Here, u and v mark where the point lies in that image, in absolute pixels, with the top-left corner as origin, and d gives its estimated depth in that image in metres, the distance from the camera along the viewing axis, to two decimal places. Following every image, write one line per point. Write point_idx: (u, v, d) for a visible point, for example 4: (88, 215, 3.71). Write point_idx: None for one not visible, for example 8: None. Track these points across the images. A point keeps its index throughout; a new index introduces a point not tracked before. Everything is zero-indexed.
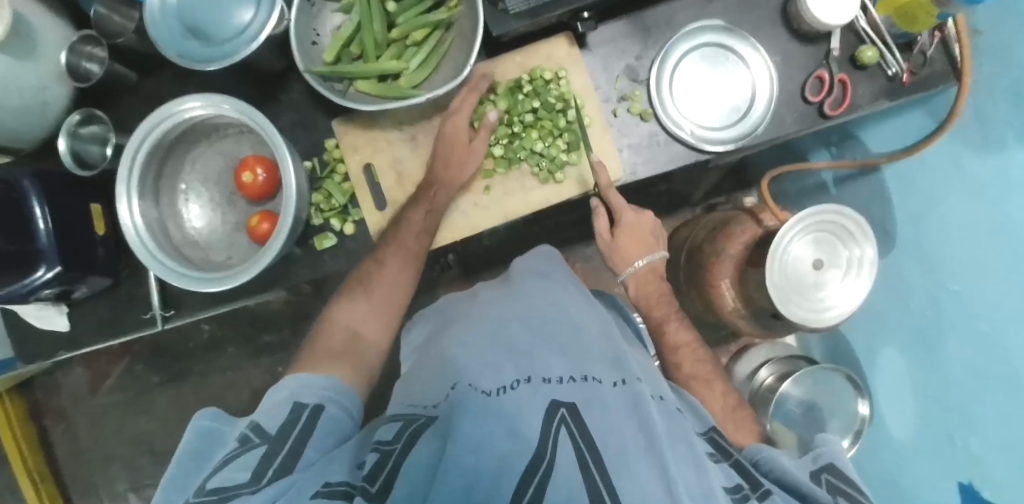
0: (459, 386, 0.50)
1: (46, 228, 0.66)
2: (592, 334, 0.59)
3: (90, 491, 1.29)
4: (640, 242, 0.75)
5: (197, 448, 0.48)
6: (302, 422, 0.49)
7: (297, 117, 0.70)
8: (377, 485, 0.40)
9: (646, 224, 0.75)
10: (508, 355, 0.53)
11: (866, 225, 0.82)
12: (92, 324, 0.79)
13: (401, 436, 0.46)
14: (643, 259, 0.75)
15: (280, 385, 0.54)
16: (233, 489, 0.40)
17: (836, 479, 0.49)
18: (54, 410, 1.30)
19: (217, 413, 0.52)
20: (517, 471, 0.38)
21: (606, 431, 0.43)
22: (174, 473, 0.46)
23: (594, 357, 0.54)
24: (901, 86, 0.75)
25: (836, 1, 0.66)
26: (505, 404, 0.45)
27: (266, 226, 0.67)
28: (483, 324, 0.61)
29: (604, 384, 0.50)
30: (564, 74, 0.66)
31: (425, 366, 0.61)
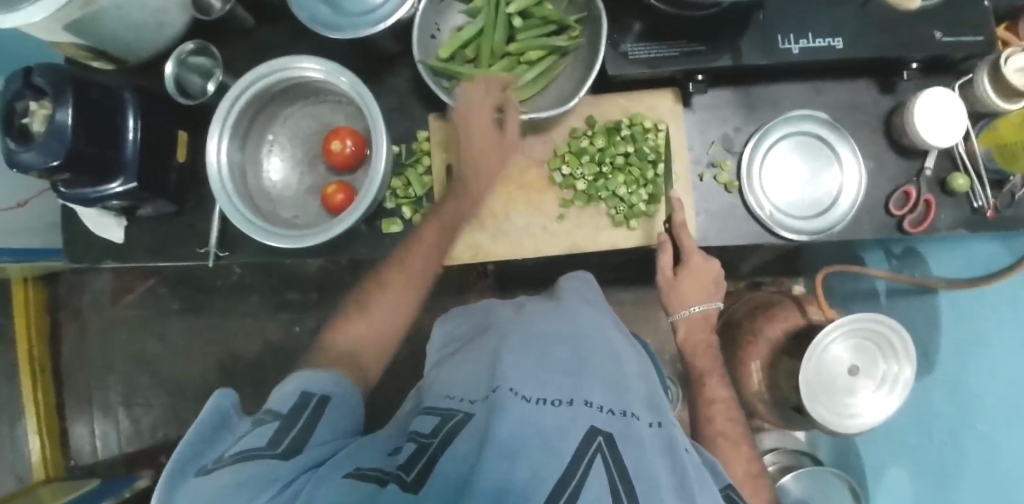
0: (499, 388, 0.49)
1: (134, 141, 0.68)
2: (632, 371, 0.58)
3: (85, 396, 1.32)
4: (700, 288, 0.68)
5: (209, 428, 0.45)
6: (309, 409, 0.48)
7: (396, 101, 0.73)
8: (412, 476, 0.40)
9: (712, 270, 0.68)
10: (553, 373, 0.52)
11: (912, 345, 0.80)
12: (145, 244, 0.80)
13: (440, 431, 0.47)
14: (699, 306, 0.69)
15: (287, 376, 0.52)
16: (255, 451, 0.41)
17: None
18: (71, 308, 1.32)
19: (228, 394, 0.48)
20: (549, 483, 0.38)
21: (640, 467, 0.43)
22: (189, 446, 0.42)
23: (633, 393, 0.54)
24: (983, 221, 0.73)
25: (944, 124, 0.66)
26: (545, 417, 0.45)
27: (341, 197, 0.69)
28: (527, 334, 0.60)
29: (641, 421, 0.50)
30: (663, 128, 0.67)
31: (463, 365, 0.61)
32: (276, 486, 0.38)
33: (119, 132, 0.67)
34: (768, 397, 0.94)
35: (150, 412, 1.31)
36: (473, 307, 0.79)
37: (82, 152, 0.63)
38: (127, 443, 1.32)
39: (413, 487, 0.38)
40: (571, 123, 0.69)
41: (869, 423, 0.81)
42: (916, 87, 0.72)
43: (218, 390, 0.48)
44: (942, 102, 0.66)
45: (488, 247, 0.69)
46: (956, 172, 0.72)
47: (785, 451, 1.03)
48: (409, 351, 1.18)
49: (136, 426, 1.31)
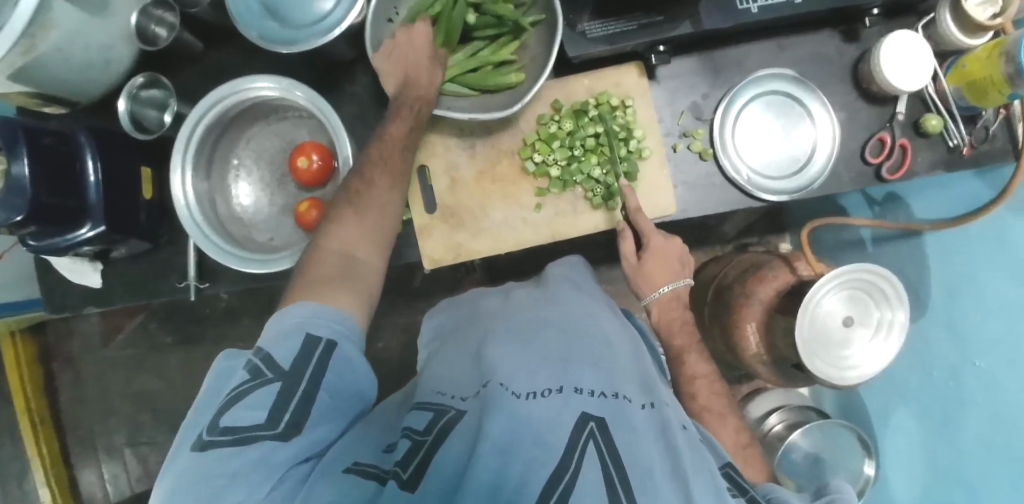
0: (490, 382, 0.51)
1: (96, 184, 0.66)
2: (624, 354, 0.59)
3: (89, 441, 1.31)
4: (667, 270, 0.68)
5: (214, 385, 0.46)
6: (315, 359, 0.47)
7: (359, 109, 0.71)
8: (408, 473, 0.42)
9: (676, 249, 0.68)
10: (543, 365, 0.53)
11: (904, 290, 0.81)
12: (123, 286, 0.79)
13: (434, 428, 0.48)
14: (669, 286, 0.68)
15: (288, 306, 0.50)
16: (254, 431, 0.41)
17: None
18: (63, 354, 1.31)
19: (233, 354, 0.49)
20: (542, 476, 0.40)
21: (633, 451, 0.43)
22: (194, 409, 0.45)
23: (624, 377, 0.54)
24: (959, 158, 0.73)
25: (910, 66, 0.65)
26: (534, 410, 0.46)
27: (313, 214, 0.67)
28: (515, 326, 0.62)
29: (633, 404, 0.50)
30: (631, 104, 0.66)
31: (456, 355, 0.62)
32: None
33: (80, 175, 0.66)
34: (768, 358, 0.94)
35: (157, 449, 1.30)
36: (465, 297, 0.79)
37: (45, 201, 0.61)
38: (137, 483, 1.31)
39: (410, 485, 0.41)
40: (538, 111, 0.68)
41: (867, 374, 0.81)
42: (880, 33, 0.71)
43: (222, 351, 0.50)
44: (908, 42, 0.65)
45: (469, 245, 0.68)
46: (929, 113, 0.72)
47: (792, 408, 1.05)
48: (409, 354, 1.18)
49: (145, 465, 1.30)
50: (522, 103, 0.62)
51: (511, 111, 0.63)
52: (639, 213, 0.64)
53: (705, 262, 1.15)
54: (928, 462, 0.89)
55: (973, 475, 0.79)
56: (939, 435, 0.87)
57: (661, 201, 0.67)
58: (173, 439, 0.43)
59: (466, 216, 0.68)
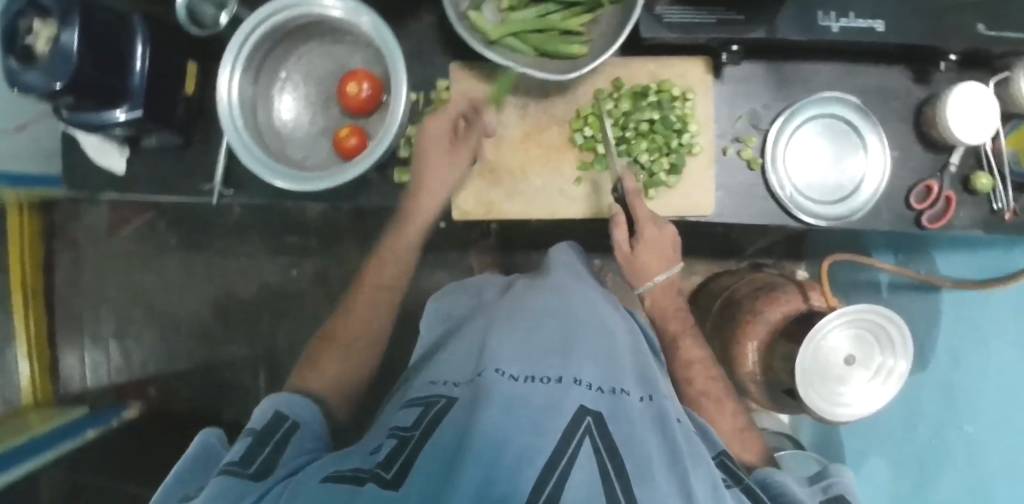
0: (485, 369, 0.49)
1: (142, 71, 0.65)
2: (624, 344, 0.60)
3: (78, 326, 1.32)
4: (659, 259, 0.64)
5: (191, 469, 0.49)
6: (284, 425, 0.51)
7: (416, 46, 0.70)
8: (391, 474, 0.40)
9: (669, 236, 0.64)
10: (544, 351, 0.53)
11: (909, 334, 0.81)
12: (147, 176, 0.78)
13: (421, 424, 0.48)
14: (661, 275, 0.65)
15: (263, 399, 0.55)
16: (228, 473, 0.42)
17: None
18: (66, 236, 1.31)
19: (209, 439, 0.52)
20: (538, 463, 0.39)
21: (630, 445, 0.45)
22: (173, 488, 0.46)
23: (624, 369, 0.55)
24: (999, 223, 0.72)
25: (979, 119, 0.64)
26: (532, 396, 0.46)
27: (353, 142, 0.67)
28: (514, 312, 0.61)
29: (631, 397, 0.51)
30: (691, 97, 0.66)
31: (452, 346, 0.63)
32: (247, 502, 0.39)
33: (126, 58, 0.64)
34: (761, 378, 0.95)
35: (142, 346, 1.31)
36: (470, 282, 0.81)
37: (89, 76, 0.60)
38: (116, 375, 1.32)
39: (392, 484, 0.39)
40: (596, 85, 0.67)
41: (856, 415, 0.81)
42: (951, 79, 0.70)
43: (199, 434, 0.53)
44: (976, 95, 0.64)
45: (501, 204, 0.68)
46: (980, 171, 0.71)
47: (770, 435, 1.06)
48: (407, 303, 1.19)
49: (127, 360, 1.31)
50: (580, 72, 0.60)
51: (565, 76, 0.61)
52: (632, 197, 0.61)
53: (717, 274, 1.16)
54: None
55: None
56: (913, 486, 0.88)
57: (701, 200, 0.66)
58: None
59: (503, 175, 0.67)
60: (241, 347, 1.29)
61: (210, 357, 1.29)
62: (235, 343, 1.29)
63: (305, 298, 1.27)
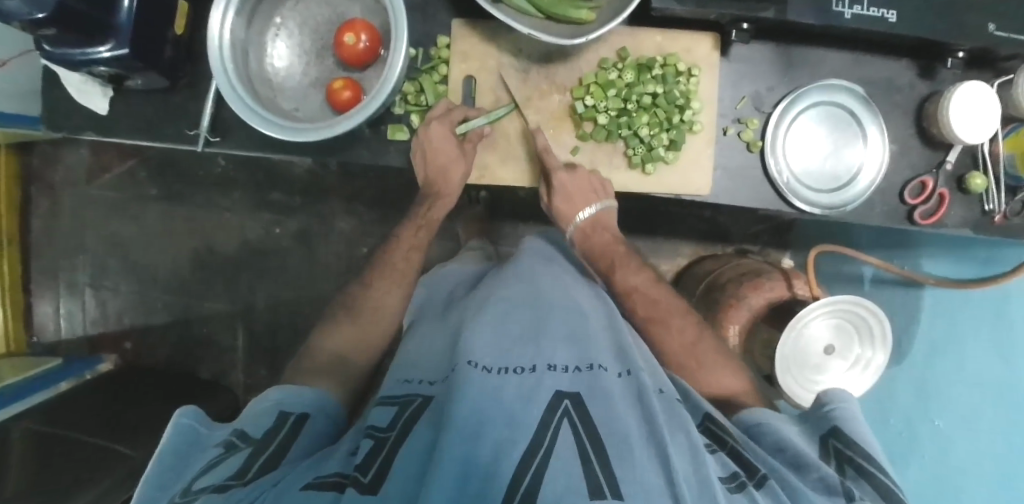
0: (458, 363, 0.51)
1: (129, 8, 0.60)
2: (598, 324, 0.61)
3: (52, 273, 1.29)
4: (581, 207, 0.67)
5: (178, 444, 0.49)
6: (285, 429, 0.53)
7: (420, 1, 0.67)
8: (369, 477, 0.41)
9: (584, 181, 0.65)
10: (517, 342, 0.54)
11: (888, 326, 0.81)
12: (130, 120, 0.75)
13: (397, 424, 0.48)
14: (586, 213, 0.67)
15: (264, 395, 0.57)
16: (224, 482, 0.43)
17: (841, 444, 0.53)
18: (44, 180, 1.27)
19: (198, 412, 0.52)
20: (515, 454, 0.41)
21: (608, 422, 0.45)
22: (161, 463, 0.46)
23: (600, 347, 0.57)
24: (988, 225, 0.72)
25: (980, 118, 0.63)
26: (504, 389, 0.47)
27: (347, 95, 0.64)
28: (490, 305, 0.62)
29: (608, 372, 0.52)
30: (696, 73, 0.65)
31: (431, 341, 0.64)
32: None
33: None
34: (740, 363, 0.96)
35: (118, 297, 1.29)
36: (450, 274, 0.81)
37: (72, 9, 0.55)
38: (91, 326, 1.29)
39: (371, 488, 0.39)
40: (601, 54, 0.66)
41: None
42: (955, 77, 0.70)
43: (183, 407, 0.52)
44: (979, 94, 0.63)
45: (495, 169, 0.68)
46: (975, 170, 0.70)
47: None
48: None
49: (103, 310, 1.29)
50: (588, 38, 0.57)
51: (572, 42, 0.58)
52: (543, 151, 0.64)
53: (703, 257, 1.17)
54: None
55: None
56: None
57: (697, 179, 0.66)
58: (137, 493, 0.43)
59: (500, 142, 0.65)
60: (220, 304, 1.27)
61: (188, 312, 1.27)
62: (213, 299, 1.27)
63: (288, 257, 1.26)
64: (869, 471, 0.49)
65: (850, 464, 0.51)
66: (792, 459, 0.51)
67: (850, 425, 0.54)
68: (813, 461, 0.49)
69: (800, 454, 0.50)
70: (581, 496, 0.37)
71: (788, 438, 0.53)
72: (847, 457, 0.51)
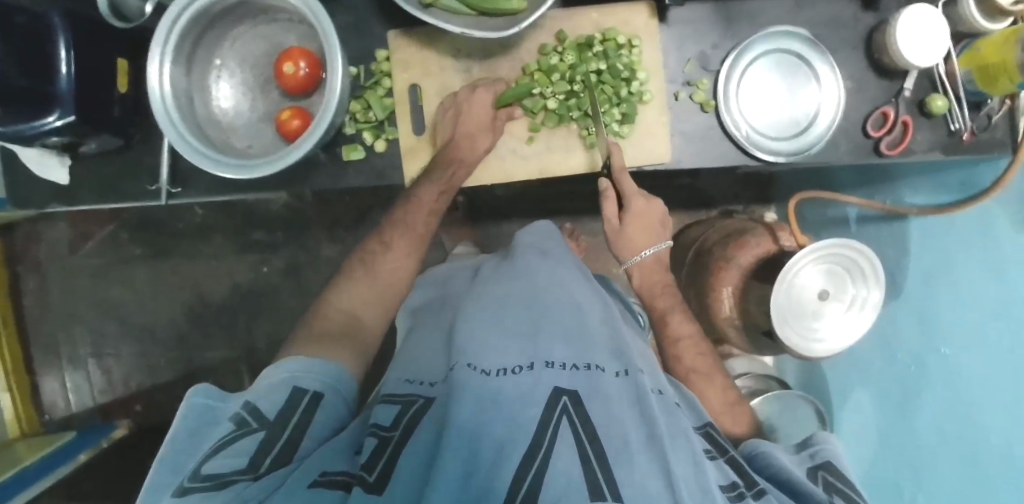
0: (457, 365, 0.51)
1: (70, 75, 0.60)
2: (593, 316, 0.61)
3: (53, 348, 1.29)
4: (648, 231, 0.70)
5: (191, 429, 0.48)
6: (300, 409, 0.51)
7: (354, 19, 0.67)
8: (374, 476, 0.41)
9: (656, 210, 0.70)
10: (513, 338, 0.54)
11: (880, 267, 0.80)
12: (93, 185, 0.75)
13: (401, 422, 0.48)
14: (650, 249, 0.71)
15: (273, 367, 0.55)
16: (234, 476, 0.41)
17: (832, 479, 0.52)
18: (29, 258, 1.28)
19: (209, 391, 0.52)
20: (517, 454, 0.40)
21: (607, 424, 0.45)
22: (172, 449, 0.46)
23: (597, 345, 0.56)
24: (958, 145, 0.71)
25: (929, 40, 0.63)
26: (503, 389, 0.47)
27: (297, 124, 0.65)
28: (484, 302, 0.61)
29: (607, 372, 0.52)
30: (637, 44, 0.65)
31: (424, 344, 0.64)
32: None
33: (52, 66, 0.60)
34: (739, 323, 0.96)
35: (120, 361, 1.29)
36: (436, 276, 0.82)
37: (10, 85, 0.55)
38: (99, 394, 1.29)
39: (376, 488, 0.40)
40: (540, 41, 0.66)
41: (832, 349, 0.82)
42: (899, 4, 0.69)
43: (195, 385, 0.52)
44: (924, 17, 0.62)
45: None
46: (934, 93, 0.69)
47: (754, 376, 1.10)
48: None
49: (108, 377, 1.29)
50: (520, 27, 0.57)
51: (506, 34, 0.58)
52: (622, 172, 0.65)
53: (688, 224, 1.17)
54: (874, 446, 0.92)
55: (918, 460, 0.83)
56: (892, 420, 0.89)
57: (658, 147, 0.66)
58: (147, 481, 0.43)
59: (462, 142, 0.64)
60: (221, 352, 1.27)
61: (191, 365, 1.28)
62: (214, 347, 1.27)
63: (281, 294, 1.26)
64: None
65: (840, 496, 0.50)
66: (784, 480, 0.50)
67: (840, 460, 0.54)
68: (808, 489, 0.48)
69: (792, 480, 0.49)
70: (583, 495, 0.37)
71: (781, 465, 0.52)
72: (837, 489, 0.50)
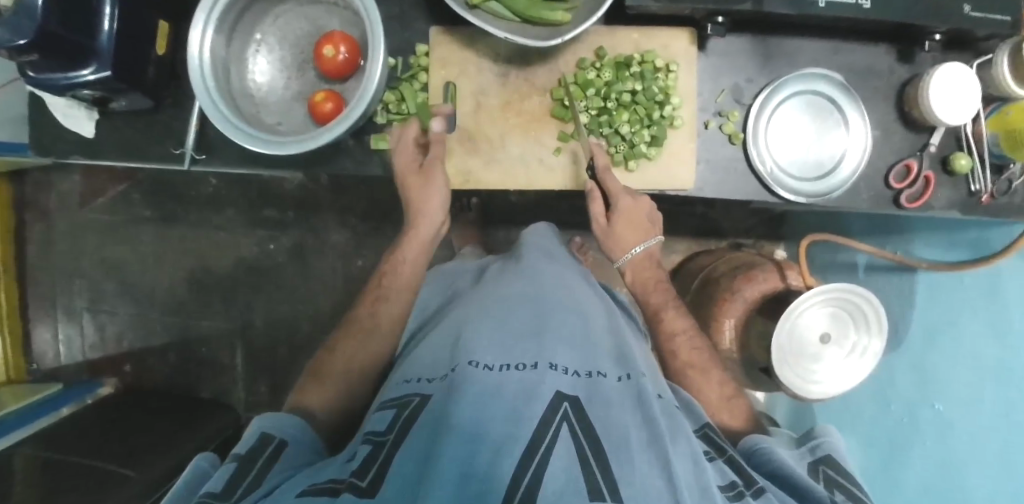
0: (459, 364, 0.51)
1: (111, 30, 0.60)
2: (598, 326, 0.61)
3: (50, 299, 1.29)
4: (637, 229, 0.68)
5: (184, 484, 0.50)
6: (275, 446, 0.52)
7: (397, 11, 0.68)
8: (366, 482, 0.41)
9: (645, 208, 0.67)
10: (518, 341, 0.54)
11: (885, 317, 0.79)
12: (117, 142, 0.76)
13: (396, 425, 0.48)
14: (641, 246, 0.69)
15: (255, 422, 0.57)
16: (209, 499, 0.43)
17: (832, 472, 0.54)
18: (39, 207, 1.28)
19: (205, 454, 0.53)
20: (516, 452, 0.40)
21: (607, 427, 0.45)
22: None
23: (600, 352, 0.56)
24: (977, 206, 0.71)
25: (961, 98, 0.63)
26: (505, 388, 0.47)
27: (329, 107, 0.65)
28: (488, 305, 0.62)
29: (608, 379, 0.52)
30: (674, 69, 0.65)
31: (427, 342, 0.63)
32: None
33: (94, 18, 0.60)
34: (738, 356, 0.96)
35: (116, 320, 1.29)
36: (444, 274, 0.82)
37: (53, 33, 0.55)
38: (90, 350, 1.29)
39: (369, 491, 0.40)
40: (579, 55, 0.67)
41: (829, 392, 0.82)
42: (934, 60, 0.70)
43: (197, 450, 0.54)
44: (959, 76, 0.63)
45: (479, 174, 0.68)
46: (959, 152, 0.70)
47: None
48: None
49: (101, 334, 1.29)
50: (564, 39, 0.57)
51: (547, 43, 0.58)
52: (605, 172, 0.63)
53: (697, 252, 1.18)
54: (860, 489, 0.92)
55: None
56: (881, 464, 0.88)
57: (682, 174, 0.67)
58: None
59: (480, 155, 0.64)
60: (217, 323, 1.27)
61: (186, 332, 1.28)
62: (211, 318, 1.27)
63: (284, 273, 1.27)
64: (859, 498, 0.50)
65: (841, 490, 0.51)
66: (785, 478, 0.51)
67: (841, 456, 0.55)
68: (809, 482, 0.49)
69: (793, 475, 0.50)
70: (580, 495, 0.38)
71: (782, 460, 0.53)
72: (837, 482, 0.52)
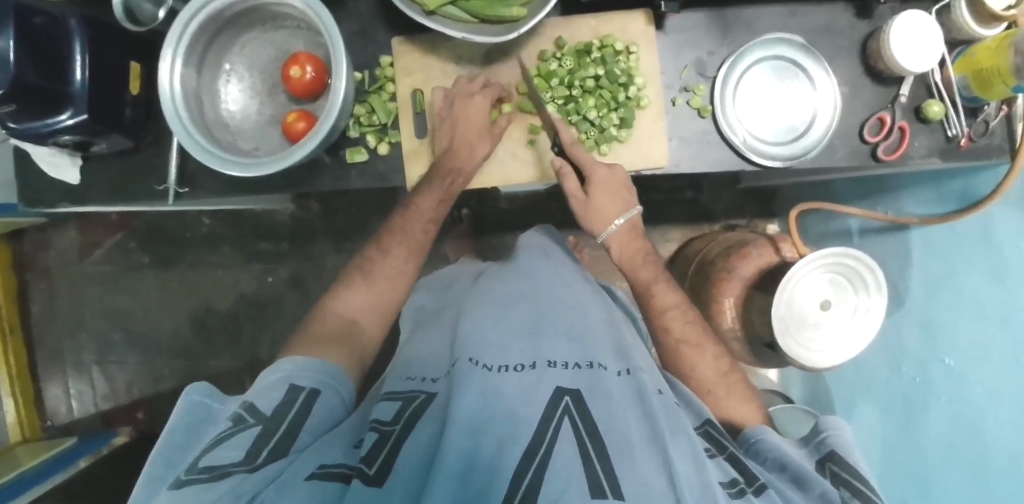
0: (459, 360, 0.52)
1: (84, 79, 0.62)
2: (598, 319, 0.62)
3: (59, 356, 1.31)
4: (615, 197, 0.67)
5: (186, 424, 0.49)
6: (295, 405, 0.51)
7: (359, 26, 0.69)
8: (373, 469, 0.41)
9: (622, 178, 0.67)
10: (517, 338, 0.55)
11: (882, 278, 0.79)
12: (102, 185, 0.77)
13: (401, 418, 0.48)
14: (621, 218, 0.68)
15: (270, 367, 0.56)
16: (229, 464, 0.42)
17: (838, 469, 0.52)
18: (40, 266, 1.30)
19: (206, 392, 0.52)
20: (516, 451, 0.41)
21: (606, 420, 0.45)
22: (166, 447, 0.46)
23: (600, 345, 0.57)
24: (956, 150, 0.71)
25: (923, 44, 0.63)
26: (504, 387, 0.47)
27: (302, 126, 0.66)
28: (486, 302, 0.62)
29: (608, 371, 0.52)
30: (634, 50, 0.67)
31: (427, 341, 0.64)
32: (243, 502, 0.38)
33: (66, 67, 0.61)
34: (742, 332, 0.95)
35: (125, 368, 1.30)
36: (436, 280, 0.81)
37: (28, 84, 0.57)
38: (102, 402, 1.30)
39: (376, 481, 0.40)
40: (540, 48, 0.68)
41: (835, 360, 0.80)
42: (893, 11, 0.70)
43: (192, 383, 0.52)
44: (920, 23, 0.63)
45: None
46: (930, 99, 0.70)
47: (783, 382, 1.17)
48: None
49: (112, 383, 1.30)
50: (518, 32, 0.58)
51: (502, 39, 0.60)
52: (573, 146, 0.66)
53: (690, 237, 1.18)
54: (881, 457, 0.90)
55: (926, 476, 0.80)
56: (901, 430, 0.86)
57: (655, 152, 0.68)
58: (140, 478, 0.43)
59: (441, 161, 0.66)
60: (224, 361, 1.28)
61: (195, 373, 1.28)
62: (217, 356, 1.28)
63: (285, 303, 1.27)
64: (865, 494, 0.48)
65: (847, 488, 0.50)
66: (789, 474, 0.50)
67: (848, 451, 0.53)
68: (813, 475, 0.49)
69: (799, 467, 0.50)
70: (582, 490, 0.37)
71: (788, 453, 0.52)
72: (843, 480, 0.51)
